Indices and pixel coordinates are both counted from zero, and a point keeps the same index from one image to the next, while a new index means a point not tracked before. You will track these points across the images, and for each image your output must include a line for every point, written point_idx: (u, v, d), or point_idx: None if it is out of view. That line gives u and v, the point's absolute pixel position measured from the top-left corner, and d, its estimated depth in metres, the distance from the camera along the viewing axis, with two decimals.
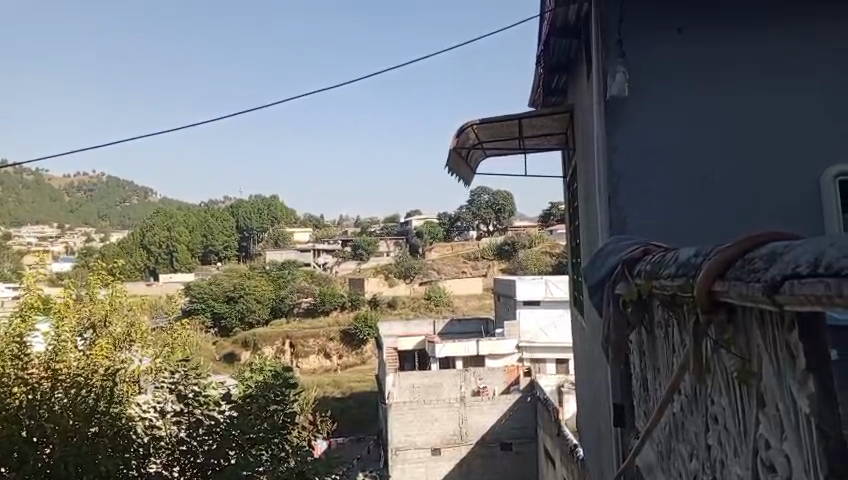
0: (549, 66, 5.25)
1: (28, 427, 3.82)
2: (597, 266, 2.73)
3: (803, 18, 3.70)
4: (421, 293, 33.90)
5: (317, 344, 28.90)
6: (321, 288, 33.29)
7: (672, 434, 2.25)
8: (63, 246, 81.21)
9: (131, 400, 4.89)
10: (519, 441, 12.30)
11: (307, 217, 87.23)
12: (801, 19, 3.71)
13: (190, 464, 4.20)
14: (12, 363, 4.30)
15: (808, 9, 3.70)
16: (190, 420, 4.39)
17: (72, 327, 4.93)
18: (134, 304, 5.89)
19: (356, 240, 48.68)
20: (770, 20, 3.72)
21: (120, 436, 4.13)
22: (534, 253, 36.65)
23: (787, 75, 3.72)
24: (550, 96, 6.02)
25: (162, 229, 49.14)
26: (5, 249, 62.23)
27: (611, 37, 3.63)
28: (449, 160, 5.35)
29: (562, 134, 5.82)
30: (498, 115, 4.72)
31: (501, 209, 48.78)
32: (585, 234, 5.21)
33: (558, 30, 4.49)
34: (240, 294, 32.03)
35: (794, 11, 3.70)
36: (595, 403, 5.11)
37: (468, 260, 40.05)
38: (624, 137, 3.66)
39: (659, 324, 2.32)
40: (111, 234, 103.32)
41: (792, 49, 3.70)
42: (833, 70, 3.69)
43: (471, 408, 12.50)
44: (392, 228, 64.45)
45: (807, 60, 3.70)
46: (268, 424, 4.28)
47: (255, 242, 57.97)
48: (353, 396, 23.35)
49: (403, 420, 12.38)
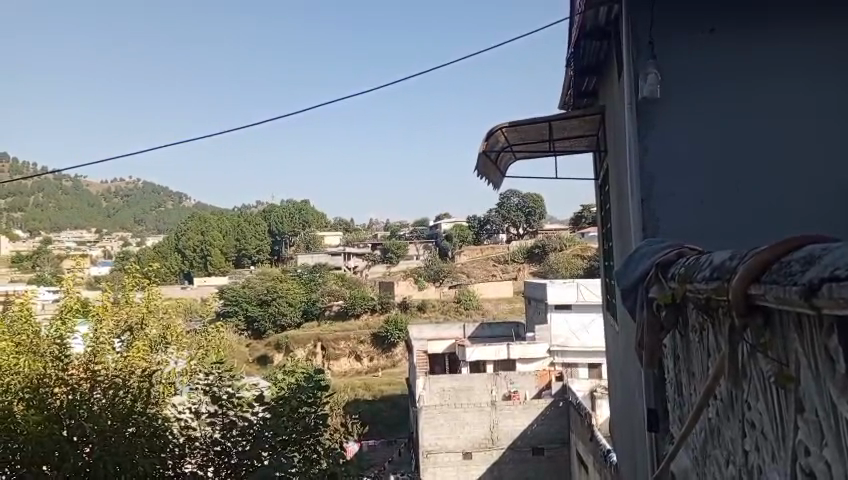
0: (579, 69, 5.21)
1: (69, 426, 3.96)
2: (629, 270, 2.71)
3: (823, 19, 3.64)
4: (451, 296, 33.83)
5: (347, 347, 29.08)
6: (351, 292, 33.49)
7: (709, 439, 2.21)
8: (102, 249, 83.37)
9: (166, 401, 4.95)
10: (550, 446, 12.22)
11: (337, 221, 87.82)
12: (822, 19, 3.64)
13: (224, 464, 4.30)
14: (52, 364, 4.45)
15: (826, 9, 3.64)
16: (224, 421, 4.45)
17: (110, 328, 5.02)
18: (170, 307, 5.86)
19: (386, 243, 48.85)
20: (786, 22, 3.65)
21: (156, 436, 4.26)
22: (565, 256, 36.25)
23: (810, 75, 3.65)
24: (580, 99, 5.98)
25: (197, 234, 50.09)
26: (46, 253, 64.07)
27: (642, 40, 3.59)
28: (478, 164, 5.36)
29: (592, 137, 5.79)
30: (528, 118, 4.71)
31: (531, 212, 48.43)
32: (617, 237, 5.16)
33: (588, 32, 4.48)
34: (273, 297, 32.49)
35: (813, 11, 3.64)
36: (629, 408, 5.03)
37: (498, 264, 39.81)
38: (655, 139, 3.62)
39: (693, 329, 2.30)
40: (146, 238, 105.65)
41: (815, 49, 3.64)
42: (841, 71, 3.64)
43: (501, 412, 12.41)
44: (421, 232, 64.50)
45: (826, 62, 3.64)
46: (301, 426, 4.31)
47: (287, 245, 58.61)
48: (384, 399, 23.46)
49: (430, 424, 12.43)
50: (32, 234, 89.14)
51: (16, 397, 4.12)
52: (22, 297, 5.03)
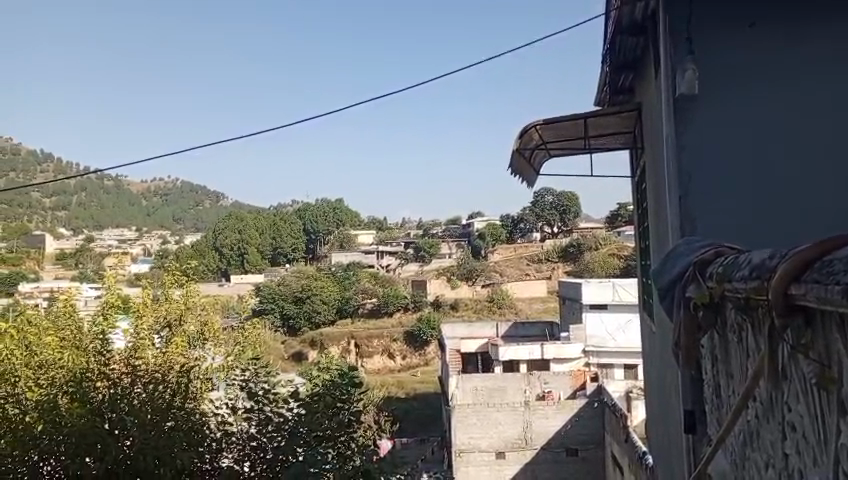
0: (615, 65, 5.15)
1: (111, 419, 4.08)
2: (667, 270, 2.69)
3: None
4: (484, 295, 33.68)
5: (381, 345, 29.22)
6: (384, 290, 33.66)
7: (747, 442, 2.18)
8: (142, 247, 85.40)
9: (203, 396, 5.03)
10: (585, 447, 12.10)
11: (370, 219, 88.32)
12: None
13: (260, 459, 4.38)
14: (95, 358, 4.59)
15: None
16: (259, 417, 4.53)
17: (150, 324, 5.12)
18: (208, 303, 5.92)
19: (419, 242, 48.88)
20: (826, 18, 3.57)
21: (194, 430, 4.36)
22: (601, 255, 35.85)
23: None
24: (616, 96, 5.92)
25: (234, 232, 51.02)
26: (89, 251, 65.93)
27: (680, 35, 3.53)
28: (512, 162, 5.34)
29: (629, 134, 5.71)
30: (563, 115, 4.68)
31: (565, 210, 47.92)
32: (654, 236, 5.08)
33: (625, 28, 4.42)
34: (308, 295, 32.92)
35: None
36: (665, 409, 4.97)
37: (532, 263, 39.56)
38: (694, 137, 3.56)
39: (731, 329, 2.26)
40: (185, 236, 108.08)
41: None
42: None
43: (535, 413, 12.34)
44: (453, 230, 64.48)
45: None
46: (335, 422, 4.35)
47: (322, 243, 59.21)
48: (417, 397, 23.53)
49: (463, 423, 12.39)
50: (76, 233, 92.17)
51: (60, 390, 4.26)
52: (66, 294, 5.16)
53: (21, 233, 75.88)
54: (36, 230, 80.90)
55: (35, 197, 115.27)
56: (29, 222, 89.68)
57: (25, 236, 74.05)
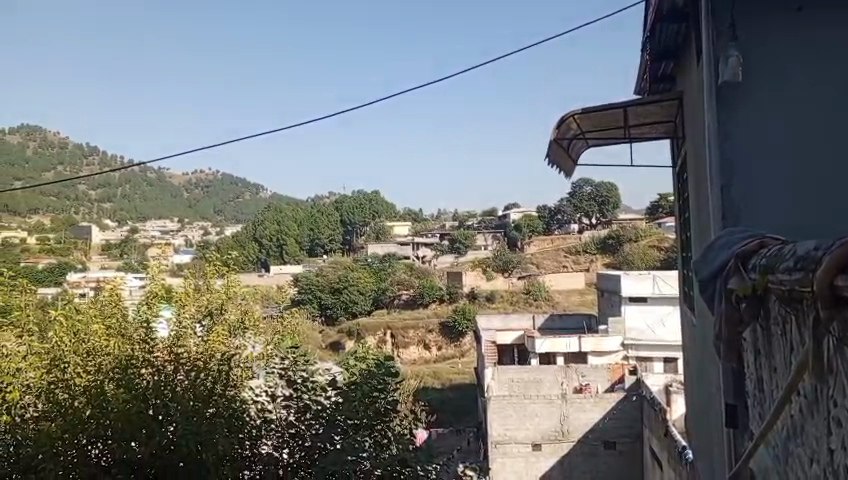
0: (655, 53, 5.06)
1: (154, 405, 4.20)
2: (709, 260, 2.64)
3: None
4: (520, 287, 33.49)
5: (417, 335, 29.36)
6: (420, 281, 33.79)
7: (790, 436, 2.14)
8: (184, 239, 87.25)
9: (244, 384, 5.11)
10: (622, 441, 11.96)
11: (407, 211, 88.54)
12: None
13: (299, 446, 4.46)
14: (140, 346, 4.72)
15: None
16: (298, 405, 4.59)
17: (192, 313, 5.20)
18: (248, 293, 5.98)
19: (455, 234, 48.80)
20: None
21: (235, 417, 4.46)
22: (641, 247, 35.32)
23: None
24: (657, 84, 5.80)
25: (273, 224, 51.79)
26: (133, 242, 67.66)
27: (724, 21, 3.45)
28: (550, 152, 5.29)
29: (670, 123, 5.60)
30: (602, 104, 4.61)
31: (605, 201, 47.22)
32: (695, 227, 4.98)
33: (666, 15, 4.34)
34: (344, 285, 33.25)
35: None
36: (705, 403, 4.89)
37: (569, 255, 39.17)
38: (737, 126, 3.48)
39: (774, 322, 2.21)
40: (225, 228, 110.25)
41: None
42: None
43: (572, 405, 12.26)
44: (490, 221, 64.25)
45: None
46: (372, 411, 4.38)
47: (358, 234, 59.62)
48: (453, 388, 23.60)
49: (499, 415, 12.36)
50: (120, 225, 94.90)
51: (107, 376, 4.40)
52: (112, 283, 5.28)
53: (68, 224, 78.34)
54: (83, 222, 83.58)
55: (82, 189, 118.75)
56: (75, 215, 92.48)
57: (72, 227, 76.52)
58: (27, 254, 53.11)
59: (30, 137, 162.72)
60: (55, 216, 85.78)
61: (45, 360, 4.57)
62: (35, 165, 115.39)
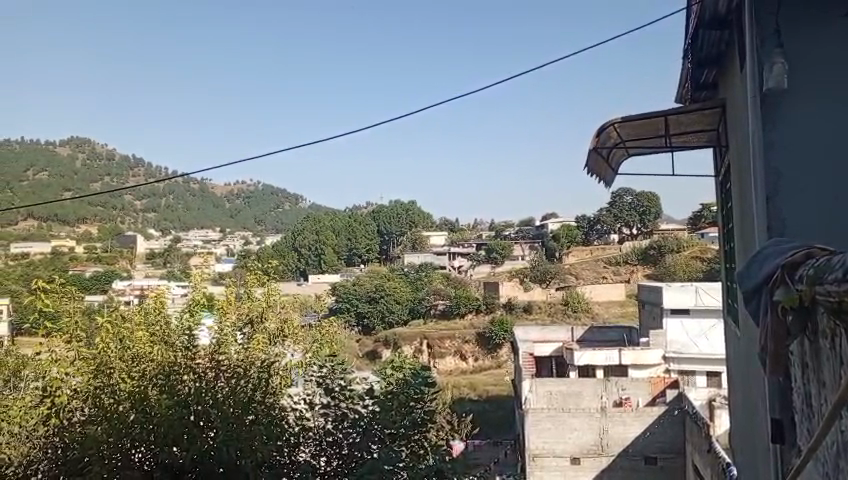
0: (697, 61, 4.98)
1: (196, 411, 4.26)
2: (753, 271, 2.59)
3: None
4: (558, 298, 33.11)
5: (453, 346, 29.27)
6: (456, 291, 33.76)
7: (839, 453, 2.07)
8: (225, 248, 89.12)
9: (283, 391, 5.17)
10: (664, 456, 11.79)
11: (443, 221, 88.74)
12: None
13: (336, 454, 4.49)
14: (183, 353, 4.84)
15: None
16: (336, 413, 4.64)
17: (233, 321, 5.30)
18: (288, 302, 6.04)
19: (491, 244, 48.59)
20: None
21: (274, 424, 4.49)
22: (683, 258, 34.55)
23: None
24: (699, 91, 5.69)
25: (311, 234, 52.56)
26: (176, 252, 69.45)
27: (767, 28, 3.38)
28: (588, 161, 5.26)
29: (712, 131, 5.49)
30: (642, 113, 4.58)
31: (645, 211, 46.40)
32: (739, 238, 4.88)
33: (707, 22, 4.28)
34: (381, 295, 33.71)
35: None
36: (751, 419, 4.75)
37: (609, 265, 38.64)
38: (782, 135, 3.40)
39: (823, 335, 2.15)
40: (265, 237, 112.06)
41: None
42: None
43: (612, 419, 12.02)
44: (526, 231, 63.80)
45: None
46: (409, 420, 4.40)
47: (394, 244, 60.04)
48: (490, 400, 23.43)
49: (537, 427, 12.19)
50: (164, 235, 97.49)
51: (151, 382, 4.51)
52: (156, 291, 5.45)
53: (114, 233, 80.85)
54: (129, 231, 86.16)
55: (128, 199, 122.28)
56: (122, 224, 95.76)
57: (118, 237, 78.90)
58: (75, 262, 54.96)
59: (80, 149, 168.67)
60: (102, 226, 88.69)
61: (92, 365, 4.69)
62: (84, 176, 119.44)
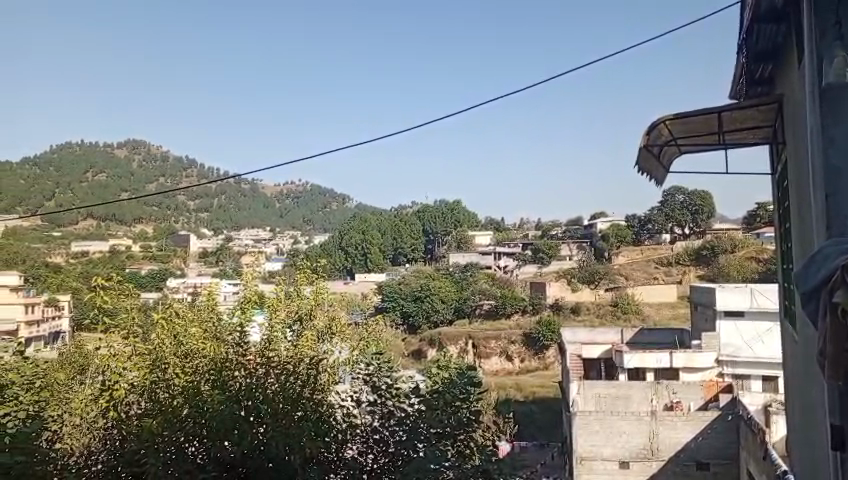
0: (753, 55, 4.86)
1: (247, 406, 4.37)
2: (810, 270, 2.53)
3: None
4: (607, 299, 32.61)
5: (498, 346, 29.15)
6: (502, 291, 33.60)
7: None
8: (275, 247, 90.88)
9: (331, 388, 5.24)
10: (717, 462, 11.49)
11: (488, 220, 88.37)
12: None
13: (383, 451, 4.52)
14: (234, 349, 4.97)
15: None
16: (383, 411, 4.70)
17: (283, 318, 5.41)
18: (336, 301, 6.12)
19: (538, 243, 48.10)
20: None
21: (321, 420, 4.56)
22: (738, 258, 33.50)
23: None
24: (753, 87, 5.56)
25: (357, 234, 53.13)
26: (227, 251, 71.17)
27: (827, 21, 3.28)
28: (638, 159, 5.18)
29: (768, 127, 5.36)
30: (695, 109, 4.49)
31: (698, 209, 45.07)
32: (797, 239, 4.74)
33: (763, 15, 4.17)
34: (427, 294, 34.11)
35: None
36: (809, 423, 4.61)
37: (660, 266, 37.87)
38: (842, 132, 3.28)
39: None
40: (312, 237, 113.73)
41: None
42: None
43: (662, 423, 11.80)
44: (575, 231, 62.94)
45: None
46: (455, 419, 4.44)
47: (440, 244, 60.17)
48: (536, 401, 23.29)
49: (585, 430, 12.08)
50: (216, 234, 100.00)
51: (204, 378, 4.64)
52: (209, 288, 5.64)
53: (167, 233, 83.31)
54: (182, 230, 88.74)
55: (181, 199, 125.77)
56: (175, 224, 98.62)
57: (171, 237, 81.38)
58: (132, 260, 56.96)
59: (137, 152, 174.71)
60: (157, 226, 91.62)
61: (149, 361, 4.88)
62: (140, 178, 123.53)
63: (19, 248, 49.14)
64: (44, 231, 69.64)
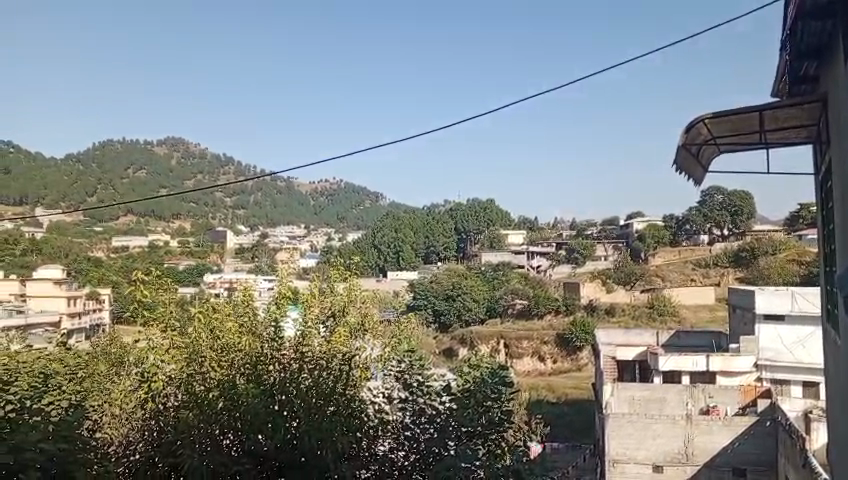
0: (797, 52, 4.76)
1: (280, 400, 4.45)
2: None
3: None
4: (643, 301, 32.17)
5: (531, 346, 29.03)
6: (535, 291, 33.40)
7: None
8: (309, 244, 91.75)
9: (362, 384, 5.28)
10: (754, 468, 11.28)
11: (522, 219, 87.72)
12: None
13: (413, 449, 4.56)
14: (268, 343, 5.07)
15: None
16: (414, 408, 4.74)
17: (316, 314, 5.50)
18: (368, 296, 6.19)
19: (572, 243, 47.65)
20: None
21: (353, 415, 4.61)
22: (778, 261, 32.67)
23: None
24: (797, 85, 5.43)
25: (390, 232, 53.33)
26: (262, 248, 72.22)
27: None
28: (677, 158, 5.13)
29: (812, 125, 5.24)
30: (736, 107, 4.43)
31: (738, 210, 44.06)
32: (840, 240, 4.63)
33: (809, 12, 4.09)
34: (459, 293, 34.12)
35: None
36: None
37: (698, 268, 37.20)
38: None
39: None
40: (346, 235, 114.52)
41: None
42: None
43: (698, 427, 11.61)
44: (610, 231, 62.15)
45: None
46: (486, 419, 4.50)
47: (473, 242, 60.08)
48: (569, 403, 23.13)
49: (618, 432, 11.96)
50: (252, 230, 101.47)
51: (239, 371, 4.76)
52: (245, 284, 5.75)
53: (204, 229, 84.89)
54: (219, 226, 90.32)
55: (218, 197, 127.87)
56: (212, 220, 100.35)
57: (208, 233, 82.89)
58: (170, 256, 58.27)
59: (175, 150, 178.34)
60: (194, 222, 93.45)
61: (185, 353, 5.03)
62: (178, 176, 126.05)
63: (62, 243, 50.65)
64: (87, 226, 71.61)
